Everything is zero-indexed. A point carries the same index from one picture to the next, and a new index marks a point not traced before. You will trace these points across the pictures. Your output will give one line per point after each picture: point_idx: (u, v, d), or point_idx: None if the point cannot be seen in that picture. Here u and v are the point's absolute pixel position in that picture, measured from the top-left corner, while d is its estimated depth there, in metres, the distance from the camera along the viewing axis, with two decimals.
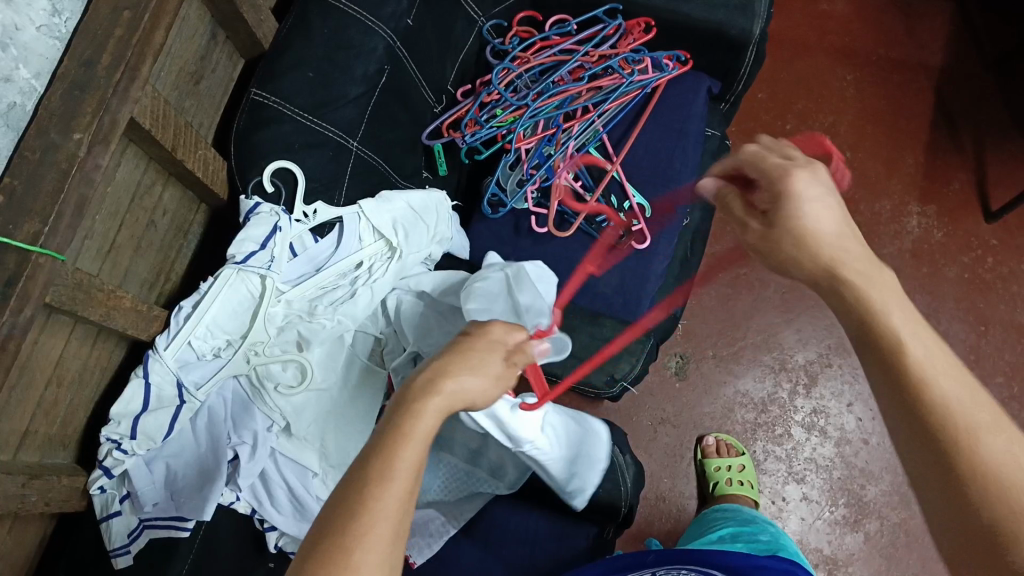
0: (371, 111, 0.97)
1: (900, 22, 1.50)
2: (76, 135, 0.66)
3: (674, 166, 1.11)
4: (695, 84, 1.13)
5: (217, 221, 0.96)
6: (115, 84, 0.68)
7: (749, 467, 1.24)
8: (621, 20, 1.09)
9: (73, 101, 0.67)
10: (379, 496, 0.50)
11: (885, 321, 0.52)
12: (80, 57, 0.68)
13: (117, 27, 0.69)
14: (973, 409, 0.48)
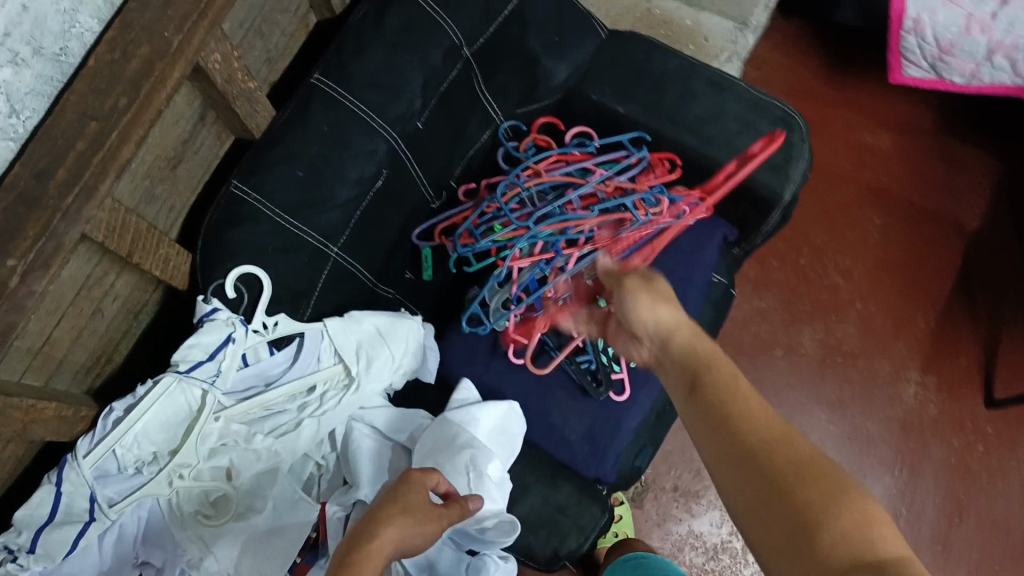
0: (360, 215, 0.90)
1: (940, 172, 1.43)
2: (10, 261, 0.59)
3: None
4: (710, 231, 1.07)
5: (175, 300, 0.90)
6: (66, 204, 0.61)
7: (627, 517, 1.24)
8: (646, 153, 1.03)
9: (16, 218, 0.60)
10: None
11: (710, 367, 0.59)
12: (34, 166, 0.61)
13: (79, 138, 0.62)
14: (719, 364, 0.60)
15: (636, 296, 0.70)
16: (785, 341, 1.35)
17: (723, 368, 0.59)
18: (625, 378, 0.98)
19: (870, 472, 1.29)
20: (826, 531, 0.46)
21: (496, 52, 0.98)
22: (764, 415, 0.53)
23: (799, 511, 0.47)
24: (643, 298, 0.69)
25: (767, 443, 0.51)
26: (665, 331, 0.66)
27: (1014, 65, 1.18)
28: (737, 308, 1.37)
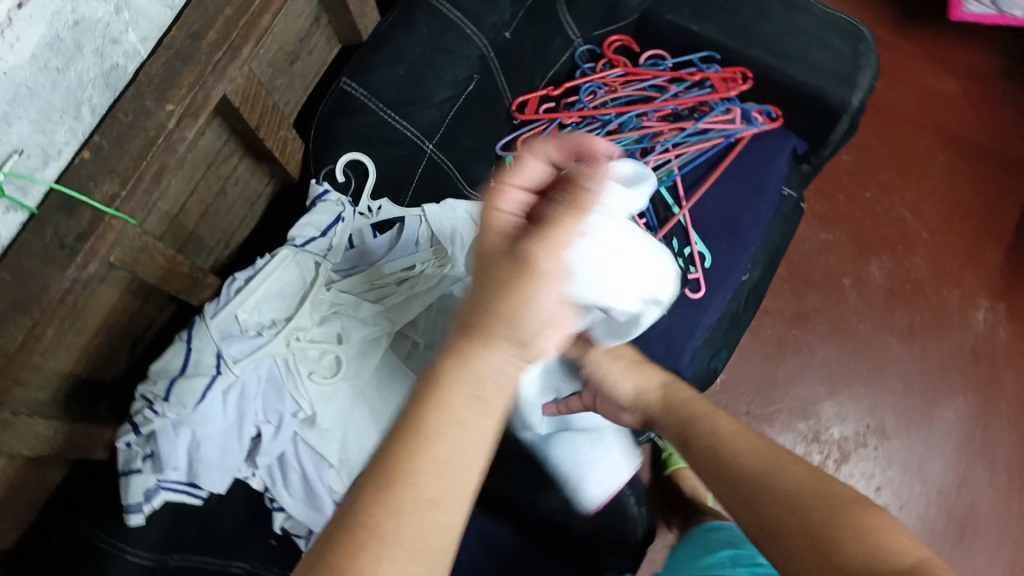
0: (453, 116, 0.98)
1: (1004, 112, 1.45)
2: (169, 106, 0.67)
3: (744, 222, 1.08)
4: (779, 143, 1.12)
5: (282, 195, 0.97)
6: (214, 61, 0.70)
7: None
8: (717, 68, 1.09)
9: (173, 71, 0.68)
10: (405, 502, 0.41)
11: (661, 420, 0.75)
12: (188, 29, 0.70)
13: (228, 5, 0.71)
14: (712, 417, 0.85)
15: None
16: (852, 271, 1.37)
17: (722, 420, 0.68)
18: (702, 276, 1.04)
19: (941, 398, 1.30)
20: (774, 479, 0.58)
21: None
22: None
23: (750, 487, 0.59)
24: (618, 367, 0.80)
25: (761, 476, 0.59)
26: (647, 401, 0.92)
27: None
28: (804, 242, 1.39)
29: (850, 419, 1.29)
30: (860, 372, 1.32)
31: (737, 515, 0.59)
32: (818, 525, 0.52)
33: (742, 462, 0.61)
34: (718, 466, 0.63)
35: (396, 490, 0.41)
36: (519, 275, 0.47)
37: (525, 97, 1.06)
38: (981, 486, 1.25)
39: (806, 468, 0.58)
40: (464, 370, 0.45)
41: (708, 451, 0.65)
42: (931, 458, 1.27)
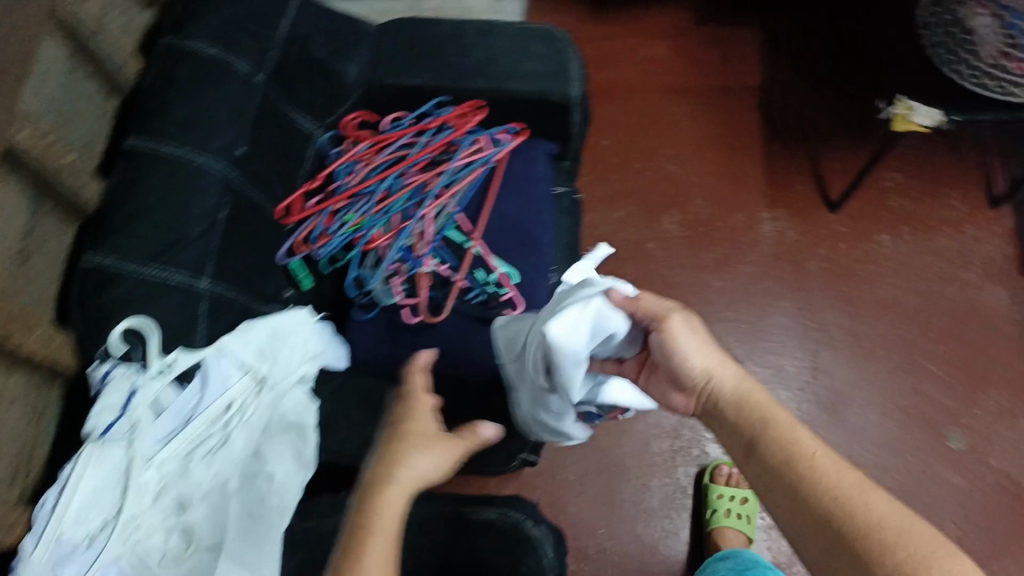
0: (218, 244, 0.96)
1: (713, 52, 1.59)
2: None
3: (532, 232, 1.16)
4: (531, 152, 1.20)
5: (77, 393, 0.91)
6: None
7: (750, 502, 1.29)
8: (451, 108, 1.15)
9: None
10: None
11: (738, 417, 0.73)
12: None
13: None
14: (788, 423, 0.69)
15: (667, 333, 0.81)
16: (651, 235, 1.48)
17: (781, 422, 0.69)
18: (515, 294, 1.09)
19: (769, 308, 1.42)
20: (854, 499, 0.60)
21: (289, 72, 1.08)
22: (841, 479, 0.62)
23: (797, 491, 0.63)
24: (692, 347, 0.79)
25: (820, 480, 0.62)
26: (714, 383, 0.76)
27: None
28: (603, 226, 1.49)
29: None
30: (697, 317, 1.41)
31: (798, 526, 0.62)
32: (862, 533, 0.57)
33: (813, 469, 0.64)
34: (786, 461, 0.65)
35: None
36: (415, 447, 0.79)
37: (287, 200, 1.07)
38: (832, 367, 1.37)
39: (880, 498, 0.59)
40: (382, 512, 0.70)
41: (788, 446, 0.66)
42: (783, 362, 1.37)
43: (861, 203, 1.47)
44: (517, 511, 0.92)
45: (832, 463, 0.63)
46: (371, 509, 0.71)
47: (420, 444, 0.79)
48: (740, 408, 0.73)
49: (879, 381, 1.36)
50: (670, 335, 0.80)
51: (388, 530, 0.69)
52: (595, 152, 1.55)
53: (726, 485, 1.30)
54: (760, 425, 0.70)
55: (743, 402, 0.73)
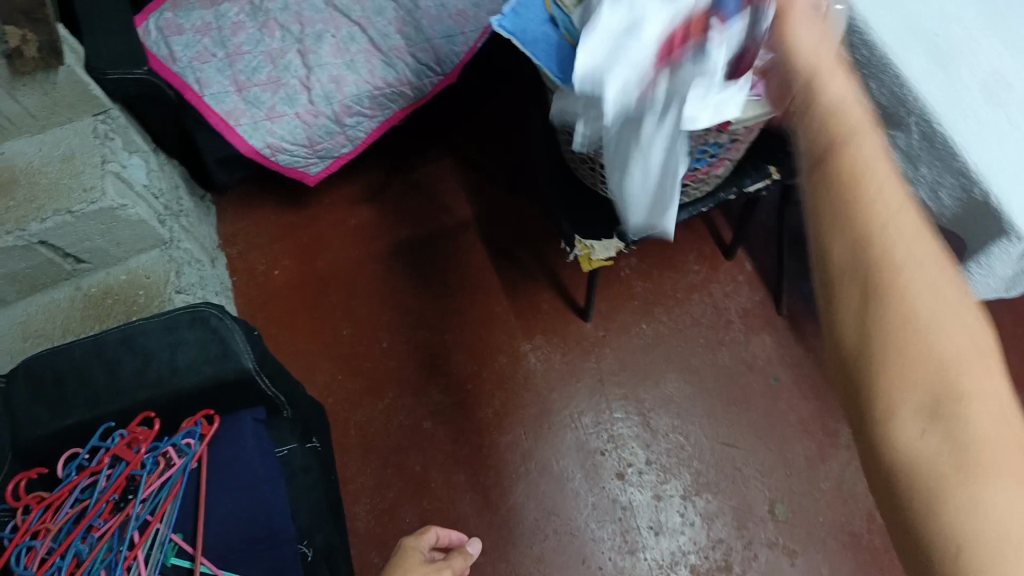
0: None
1: (418, 200, 1.59)
2: None
3: (259, 521, 1.07)
4: (233, 435, 1.13)
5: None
6: None
7: None
8: (123, 432, 1.07)
9: None
10: None
11: (815, 167, 0.56)
12: None
13: None
14: (909, 273, 0.50)
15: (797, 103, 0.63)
16: (424, 413, 1.40)
17: (879, 177, 0.54)
18: None
19: (559, 442, 1.36)
20: (914, 307, 0.49)
21: None
22: (942, 351, 0.48)
23: (867, 283, 0.51)
24: (815, 86, 0.61)
25: (884, 286, 0.50)
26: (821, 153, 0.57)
27: (365, 112, 1.41)
28: (370, 425, 1.40)
29: (520, 525, 1.31)
30: (493, 482, 1.35)
31: (859, 310, 0.51)
32: (928, 378, 0.48)
33: (887, 257, 0.51)
34: (871, 235, 0.51)
35: None
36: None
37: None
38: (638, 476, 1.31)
39: (943, 307, 0.49)
40: None
41: (863, 224, 0.52)
42: (590, 496, 1.32)
43: (607, 300, 1.45)
44: None
45: (919, 264, 0.51)
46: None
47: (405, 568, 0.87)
48: (856, 222, 0.52)
49: (690, 475, 1.31)
50: (788, 52, 0.66)
51: None
52: (336, 348, 1.46)
53: None
54: (861, 223, 0.52)
55: (853, 199, 0.53)
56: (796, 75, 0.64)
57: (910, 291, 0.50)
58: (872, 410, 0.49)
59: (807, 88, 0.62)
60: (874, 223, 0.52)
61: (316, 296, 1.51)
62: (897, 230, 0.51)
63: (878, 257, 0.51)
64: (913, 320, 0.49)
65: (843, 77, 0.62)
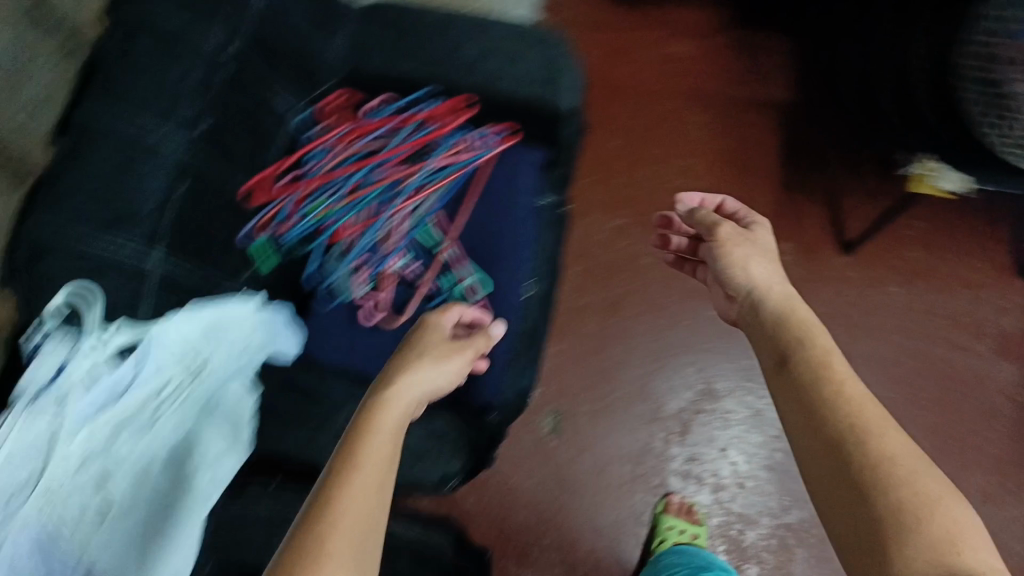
0: (173, 223, 0.94)
1: (745, 60, 1.50)
2: None
3: (509, 242, 1.09)
4: (518, 157, 1.11)
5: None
6: None
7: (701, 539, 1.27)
8: (436, 103, 1.08)
9: None
10: (344, 500, 0.59)
11: (763, 353, 0.70)
12: None
13: None
14: (879, 423, 0.58)
15: (727, 245, 0.82)
16: (649, 251, 1.42)
17: (819, 334, 0.68)
18: (481, 306, 1.04)
19: (737, 345, 1.38)
20: (881, 440, 0.57)
21: (256, 54, 1.04)
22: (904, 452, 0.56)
23: (834, 438, 0.58)
24: (738, 253, 0.80)
25: (851, 419, 0.59)
26: (756, 288, 0.77)
27: None
28: (598, 230, 1.43)
29: (682, 389, 1.36)
30: (675, 340, 1.39)
31: (828, 471, 0.57)
32: (908, 493, 0.53)
33: (848, 413, 0.60)
34: (818, 393, 0.62)
35: (347, 481, 0.60)
36: (418, 368, 0.77)
37: (251, 183, 1.05)
38: (774, 407, 1.34)
39: (905, 442, 0.56)
40: (365, 457, 0.63)
41: (827, 389, 0.62)
42: (759, 402, 1.35)
43: (875, 248, 1.39)
44: (439, 538, 0.96)
45: (860, 395, 0.61)
46: (338, 488, 0.60)
47: (427, 355, 0.79)
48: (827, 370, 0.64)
49: None
50: (722, 242, 0.82)
51: (390, 430, 0.68)
52: (600, 150, 1.47)
53: (677, 514, 1.28)
54: (830, 386, 0.62)
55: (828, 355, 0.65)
56: (752, 255, 0.80)
57: (874, 440, 0.57)
58: (880, 555, 0.51)
59: (725, 258, 0.81)
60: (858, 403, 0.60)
61: (606, 96, 1.49)
62: (868, 409, 0.59)
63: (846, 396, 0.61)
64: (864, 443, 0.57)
65: (767, 262, 0.80)
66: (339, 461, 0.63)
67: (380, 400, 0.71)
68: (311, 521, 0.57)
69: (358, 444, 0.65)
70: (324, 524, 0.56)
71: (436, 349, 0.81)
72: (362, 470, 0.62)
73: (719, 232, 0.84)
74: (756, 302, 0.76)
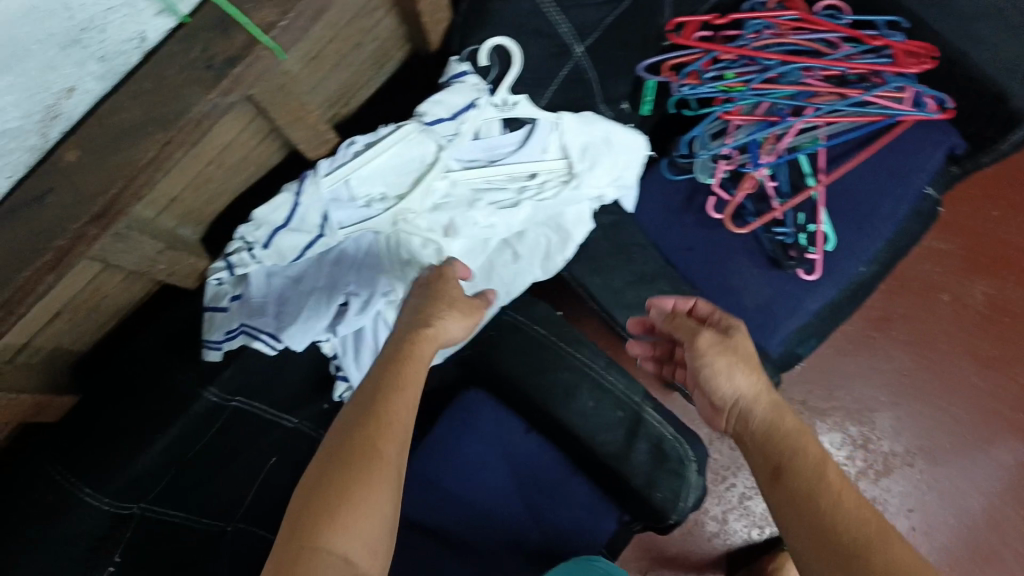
0: (612, 23, 0.87)
1: None
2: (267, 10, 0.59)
3: (877, 213, 1.00)
4: (937, 138, 1.00)
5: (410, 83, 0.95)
6: None
7: None
8: (903, 39, 0.95)
9: None
10: (380, 456, 0.58)
11: (764, 454, 0.62)
12: None
13: None
14: (872, 528, 0.52)
15: (711, 358, 0.69)
16: (953, 289, 1.29)
17: (809, 443, 0.60)
18: (819, 260, 0.97)
19: (986, 427, 1.26)
20: (879, 555, 0.50)
21: None
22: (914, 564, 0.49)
23: (842, 545, 0.52)
24: (722, 363, 0.68)
25: (864, 540, 0.51)
26: (749, 402, 0.66)
27: None
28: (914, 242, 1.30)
29: (905, 435, 1.27)
30: (929, 389, 1.28)
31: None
32: None
33: (845, 528, 0.52)
34: (816, 516, 0.54)
35: (370, 442, 0.59)
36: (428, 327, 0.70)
37: (684, 18, 0.95)
38: (986, 504, 1.24)
39: (906, 547, 0.50)
40: (394, 418, 0.61)
41: (818, 517, 0.54)
42: (974, 492, 1.24)
43: None
44: (688, 447, 0.91)
45: (855, 504, 0.54)
46: (360, 448, 0.58)
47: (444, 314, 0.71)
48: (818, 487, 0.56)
49: None
50: (696, 349, 0.70)
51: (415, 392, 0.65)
52: None
53: None
54: (813, 492, 0.56)
55: (820, 469, 0.57)
56: (739, 367, 0.68)
57: (869, 544, 0.51)
58: None
59: (702, 370, 0.69)
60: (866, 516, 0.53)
61: None
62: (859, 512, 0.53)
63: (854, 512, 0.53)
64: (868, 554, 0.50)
65: (754, 372, 0.68)
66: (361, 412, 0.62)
67: (410, 346, 0.68)
68: (341, 467, 0.57)
69: (378, 412, 0.61)
70: (337, 489, 0.56)
71: (460, 302, 0.73)
72: (389, 436, 0.60)
73: (697, 341, 0.70)
74: (749, 414, 0.66)
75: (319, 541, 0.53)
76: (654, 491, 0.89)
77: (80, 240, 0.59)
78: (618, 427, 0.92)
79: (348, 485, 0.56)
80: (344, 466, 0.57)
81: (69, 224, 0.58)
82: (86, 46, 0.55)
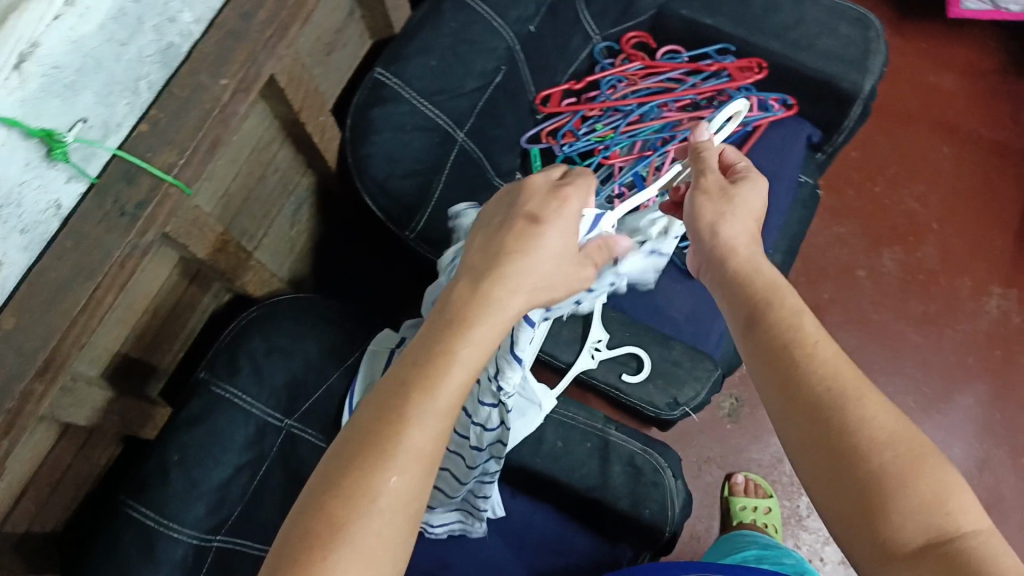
0: (482, 106, 0.97)
1: (1007, 108, 1.49)
2: (166, 155, 0.66)
3: (765, 207, 1.10)
4: (795, 129, 1.14)
5: (323, 207, 1.04)
6: (229, 90, 0.69)
7: (774, 510, 1.23)
8: (732, 59, 1.11)
9: (190, 103, 0.67)
10: (425, 407, 0.49)
11: (734, 302, 0.60)
12: (184, 92, 0.68)
13: (220, 77, 0.69)
14: (824, 340, 0.53)
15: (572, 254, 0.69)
16: (867, 263, 1.39)
17: (789, 294, 0.57)
18: None
19: (940, 379, 1.32)
20: (862, 407, 0.48)
21: None
22: (843, 364, 0.51)
23: (784, 361, 0.52)
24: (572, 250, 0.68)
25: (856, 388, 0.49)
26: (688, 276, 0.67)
27: None
28: (818, 236, 1.41)
29: None
30: (879, 357, 1.34)
31: (816, 473, 0.49)
32: (840, 411, 0.48)
33: (823, 375, 0.51)
34: (778, 362, 0.53)
35: (421, 397, 0.49)
36: (532, 254, 0.60)
37: (548, 91, 1.08)
38: (966, 448, 1.28)
39: (836, 349, 0.52)
40: (454, 364, 0.52)
41: (774, 353, 0.53)
42: (953, 440, 1.29)
43: None
44: (659, 457, 0.95)
45: (835, 354, 0.52)
46: (407, 401, 0.49)
47: (546, 253, 0.60)
48: (769, 326, 0.55)
49: None
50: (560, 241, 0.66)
51: (480, 348, 0.54)
52: (841, 161, 1.46)
53: (745, 496, 1.24)
54: (771, 332, 0.55)
55: (760, 303, 0.57)
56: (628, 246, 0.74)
57: (809, 364, 0.51)
58: (839, 478, 0.47)
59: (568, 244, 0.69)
60: (797, 341, 0.53)
61: None
62: (804, 322, 0.54)
63: (801, 345, 0.53)
64: (828, 376, 0.50)
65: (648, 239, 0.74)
66: (414, 363, 0.52)
67: (483, 301, 0.56)
68: (372, 428, 0.49)
69: (433, 353, 0.52)
70: (386, 435, 0.48)
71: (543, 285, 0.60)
72: (436, 394, 0.50)
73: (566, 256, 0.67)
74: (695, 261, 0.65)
75: (343, 522, 0.45)
76: (641, 512, 0.92)
77: (28, 399, 0.60)
78: (590, 459, 0.95)
79: (373, 452, 0.47)
80: (379, 420, 0.49)
81: (17, 384, 0.59)
82: (7, 221, 0.59)
